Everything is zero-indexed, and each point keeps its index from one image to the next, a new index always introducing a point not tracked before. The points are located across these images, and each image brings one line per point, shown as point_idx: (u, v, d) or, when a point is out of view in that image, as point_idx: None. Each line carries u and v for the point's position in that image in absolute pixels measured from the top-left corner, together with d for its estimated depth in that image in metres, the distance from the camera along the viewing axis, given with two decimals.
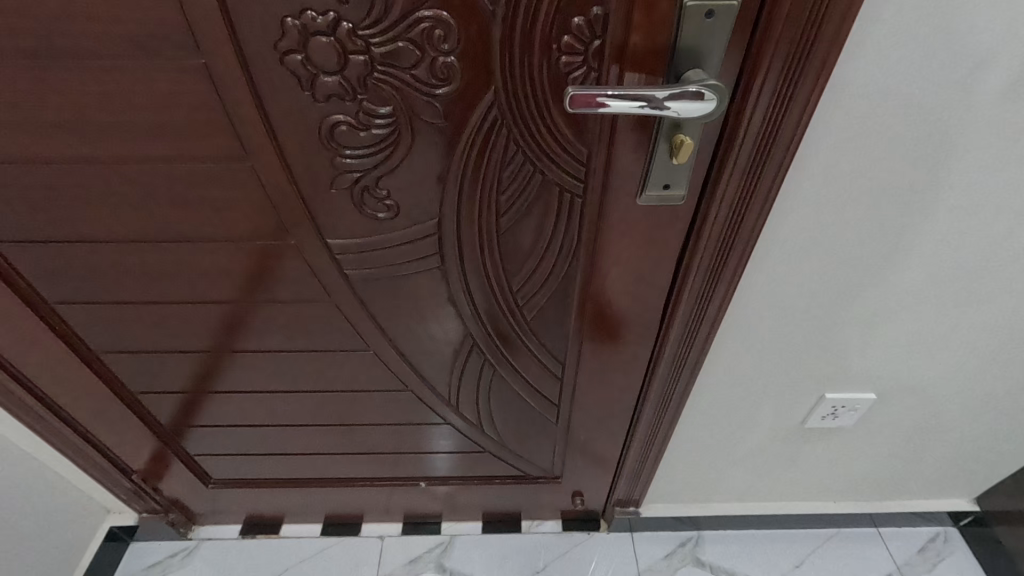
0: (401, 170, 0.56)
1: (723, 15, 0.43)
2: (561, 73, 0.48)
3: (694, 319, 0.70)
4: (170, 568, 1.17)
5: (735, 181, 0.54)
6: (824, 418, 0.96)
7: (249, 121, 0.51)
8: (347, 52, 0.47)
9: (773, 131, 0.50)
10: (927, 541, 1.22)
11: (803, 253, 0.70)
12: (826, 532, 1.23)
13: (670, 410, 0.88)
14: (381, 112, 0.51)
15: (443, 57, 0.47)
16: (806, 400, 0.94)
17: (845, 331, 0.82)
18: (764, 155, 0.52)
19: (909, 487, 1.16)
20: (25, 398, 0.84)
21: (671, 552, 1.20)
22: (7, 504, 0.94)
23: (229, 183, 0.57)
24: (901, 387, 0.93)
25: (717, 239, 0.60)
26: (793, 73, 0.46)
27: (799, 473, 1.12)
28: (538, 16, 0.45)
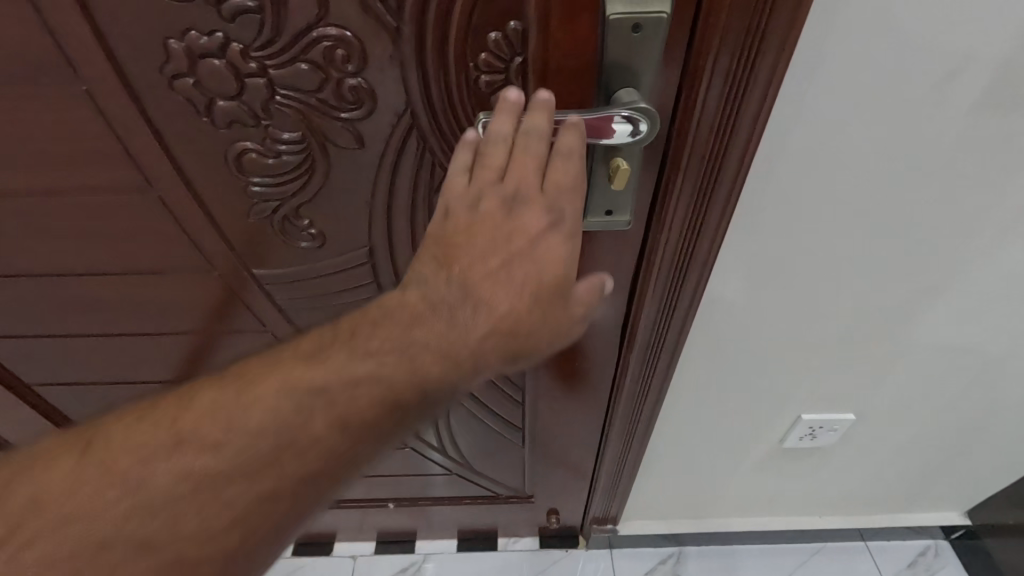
0: (322, 198, 0.51)
1: (652, 30, 0.38)
2: (483, 94, 0.44)
3: (654, 342, 0.66)
4: None
5: (684, 206, 0.50)
6: (802, 438, 0.93)
7: (146, 151, 0.47)
8: (241, 75, 0.42)
9: (720, 153, 0.46)
10: (918, 554, 1.18)
11: (769, 273, 0.65)
12: (812, 547, 1.19)
13: (639, 431, 0.84)
14: (289, 139, 0.46)
15: (350, 79, 0.42)
16: (783, 421, 0.91)
17: (821, 351, 0.77)
18: (713, 176, 0.48)
19: (898, 501, 1.11)
20: None
21: (651, 569, 1.17)
22: None
23: (136, 215, 0.52)
24: (883, 404, 0.88)
25: (670, 263, 0.56)
26: (737, 91, 0.42)
27: (782, 490, 1.08)
28: (448, 32, 0.40)
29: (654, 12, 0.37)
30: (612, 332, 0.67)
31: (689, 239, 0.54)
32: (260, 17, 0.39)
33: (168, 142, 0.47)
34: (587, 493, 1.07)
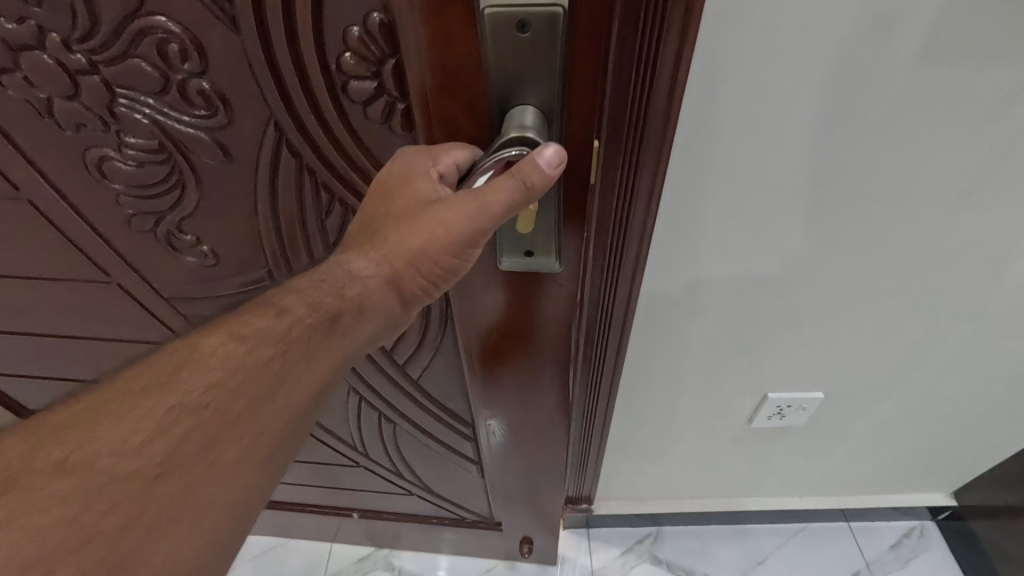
0: (202, 213, 0.45)
1: (540, 29, 0.30)
2: (358, 104, 0.36)
3: (598, 327, 0.62)
4: None
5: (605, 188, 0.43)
6: (770, 419, 0.86)
7: (2, 156, 0.44)
8: (69, 71, 0.37)
9: (637, 129, 0.38)
10: (902, 535, 1.15)
11: (721, 255, 0.59)
12: (793, 527, 1.17)
13: (599, 407, 0.81)
14: (145, 146, 0.41)
15: (192, 80, 0.36)
16: (749, 402, 0.84)
17: (793, 341, 0.71)
18: (634, 162, 0.41)
19: (882, 484, 1.08)
20: None
21: (628, 548, 1.16)
22: None
23: (17, 221, 0.50)
24: (863, 394, 0.83)
25: (604, 255, 0.50)
26: (646, 69, 0.34)
27: (759, 475, 1.05)
28: (296, 28, 0.33)
29: (541, 7, 0.29)
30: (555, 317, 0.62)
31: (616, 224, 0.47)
32: (67, 4, 0.34)
33: (20, 141, 0.43)
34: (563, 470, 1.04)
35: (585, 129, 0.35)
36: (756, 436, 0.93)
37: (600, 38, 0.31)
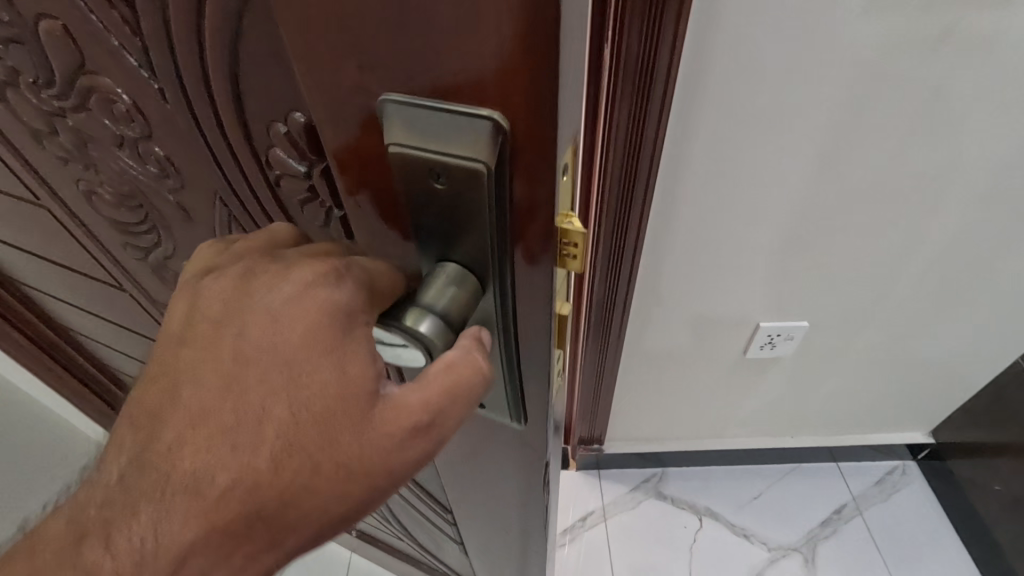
0: (178, 255, 0.47)
1: (460, 181, 0.23)
2: (294, 200, 0.33)
3: (615, 251, 0.75)
4: None
5: (626, 98, 0.58)
6: (762, 348, 0.97)
7: (23, 175, 0.48)
8: (44, 111, 0.38)
9: (649, 65, 0.54)
10: (885, 473, 1.22)
11: (715, 180, 0.70)
12: (785, 468, 1.23)
13: (615, 331, 0.91)
14: (121, 187, 0.42)
15: (146, 141, 0.36)
16: (743, 331, 0.95)
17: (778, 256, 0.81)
18: (648, 82, 0.56)
19: (872, 422, 1.14)
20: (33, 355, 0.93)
21: (636, 486, 1.25)
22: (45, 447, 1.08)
23: (51, 229, 0.54)
24: (831, 317, 0.92)
25: (622, 172, 0.64)
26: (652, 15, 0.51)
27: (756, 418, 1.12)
28: (219, 119, 0.30)
29: (462, 157, 0.22)
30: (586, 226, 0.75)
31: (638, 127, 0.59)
32: (28, 52, 0.34)
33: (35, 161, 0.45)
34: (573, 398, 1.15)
35: (535, 296, 0.28)
36: (745, 361, 1.01)
37: (549, 204, 0.24)
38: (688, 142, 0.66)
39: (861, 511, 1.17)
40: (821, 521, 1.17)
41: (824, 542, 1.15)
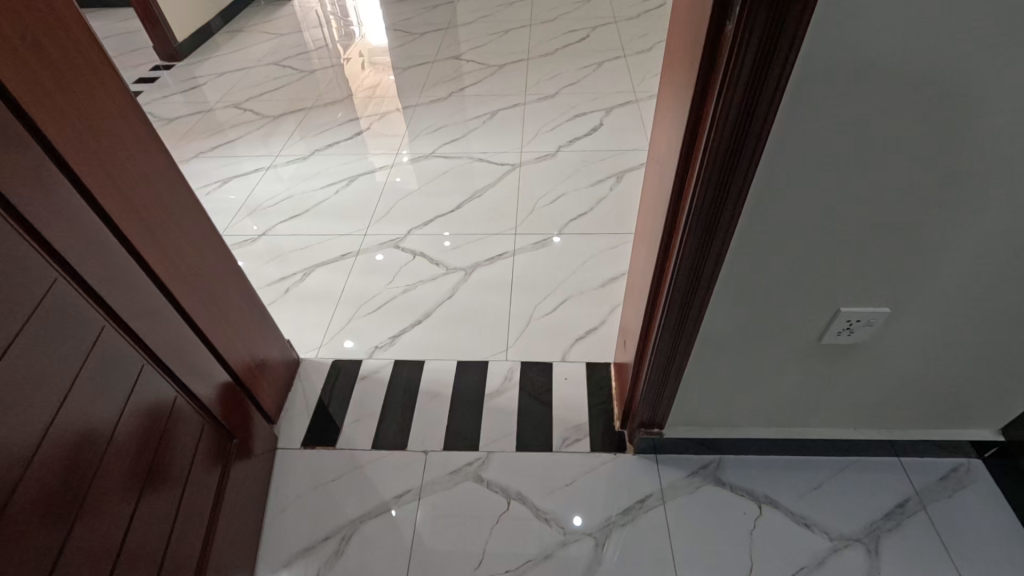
0: None
1: None
2: None
3: (701, 249, 0.84)
4: (285, 452, 1.41)
5: (732, 116, 0.66)
6: (840, 334, 0.99)
7: None
8: None
9: (763, 73, 0.62)
10: (950, 470, 1.25)
11: (801, 188, 0.76)
12: (844, 461, 1.28)
13: (690, 322, 0.98)
14: None
15: None
16: (821, 317, 0.97)
17: (866, 246, 0.85)
18: (762, 75, 0.62)
19: (929, 417, 1.20)
20: (179, 283, 1.07)
21: (693, 472, 1.29)
22: (226, 327, 1.25)
23: None
24: (918, 305, 0.94)
25: (717, 174, 0.73)
26: (774, 28, 0.58)
27: (817, 403, 1.17)
28: None
29: None
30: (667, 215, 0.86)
31: (744, 127, 0.67)
32: None
33: None
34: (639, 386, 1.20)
35: None
36: (822, 348, 1.03)
37: None
38: (783, 143, 0.70)
39: (924, 505, 1.20)
40: (882, 513, 1.19)
41: (886, 534, 1.16)
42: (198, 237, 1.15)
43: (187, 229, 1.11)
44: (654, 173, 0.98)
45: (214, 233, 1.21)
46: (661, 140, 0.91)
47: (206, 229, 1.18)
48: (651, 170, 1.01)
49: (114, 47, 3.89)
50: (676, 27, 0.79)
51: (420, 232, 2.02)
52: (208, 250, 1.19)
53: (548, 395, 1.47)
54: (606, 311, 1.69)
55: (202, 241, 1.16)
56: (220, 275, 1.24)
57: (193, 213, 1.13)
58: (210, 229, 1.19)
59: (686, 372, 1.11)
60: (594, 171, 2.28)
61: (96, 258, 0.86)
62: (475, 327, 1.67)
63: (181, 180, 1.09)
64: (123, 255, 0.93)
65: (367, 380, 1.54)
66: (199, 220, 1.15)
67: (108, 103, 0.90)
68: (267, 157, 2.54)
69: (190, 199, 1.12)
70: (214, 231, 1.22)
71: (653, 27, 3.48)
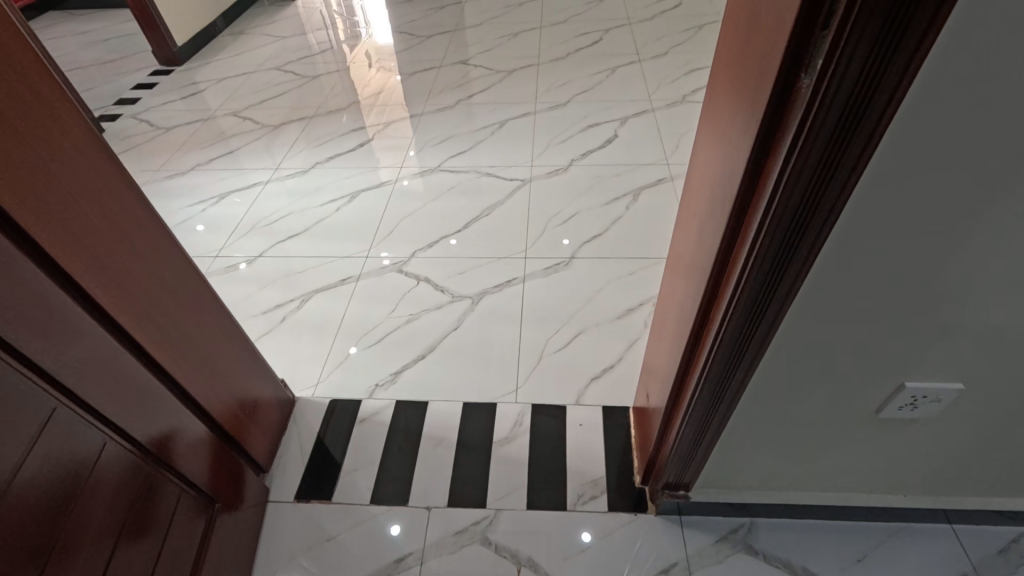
0: None
1: None
2: None
3: (749, 324, 0.71)
4: (279, 506, 1.30)
5: (801, 186, 0.54)
6: (901, 409, 0.86)
7: None
8: None
9: (846, 138, 0.49)
10: (1010, 541, 1.12)
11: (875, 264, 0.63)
12: (891, 527, 1.16)
13: (728, 394, 0.86)
14: None
15: None
16: (881, 390, 0.84)
17: (945, 324, 0.71)
18: (845, 142, 0.50)
19: (990, 486, 1.07)
20: (152, 337, 0.97)
21: (723, 537, 1.17)
22: (209, 376, 1.15)
23: None
24: (996, 380, 0.81)
25: (776, 249, 0.61)
26: (865, 87, 0.45)
27: (865, 470, 1.05)
28: None
29: None
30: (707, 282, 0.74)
31: (815, 200, 0.55)
32: None
33: None
34: (666, 448, 1.09)
35: None
36: (878, 420, 0.91)
37: None
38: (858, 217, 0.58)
39: None
40: None
41: None
42: (178, 284, 1.04)
43: (165, 276, 1.00)
44: (690, 222, 0.86)
45: (197, 276, 1.10)
46: (701, 190, 0.79)
47: (188, 273, 1.08)
48: (688, 216, 0.89)
49: (113, 50, 3.79)
50: (723, 66, 0.67)
51: (424, 256, 1.90)
52: (190, 296, 1.08)
53: (562, 444, 1.35)
54: (623, 347, 1.57)
55: (183, 286, 1.06)
56: (204, 321, 1.14)
57: (172, 257, 1.03)
58: (192, 272, 1.09)
59: (719, 438, 0.99)
60: (610, 187, 2.15)
61: (44, 326, 0.75)
62: (482, 363, 1.55)
63: (158, 223, 0.98)
64: (82, 318, 0.81)
65: (366, 423, 1.44)
66: (179, 264, 1.04)
67: (70, 149, 0.79)
68: (266, 170, 2.44)
69: (168, 242, 1.01)
70: (197, 273, 1.11)
71: (668, 29, 3.33)
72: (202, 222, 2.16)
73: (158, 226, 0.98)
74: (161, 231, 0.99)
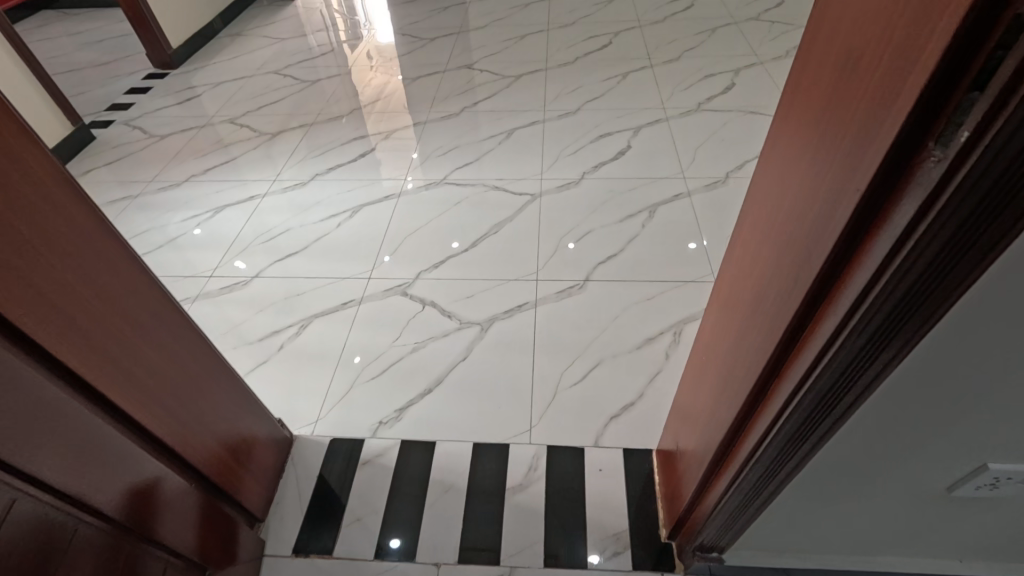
0: None
1: None
2: None
3: (819, 411, 0.61)
4: (277, 559, 1.21)
5: (913, 276, 0.44)
6: (980, 488, 0.73)
7: None
8: None
9: (982, 225, 0.39)
10: None
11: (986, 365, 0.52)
12: None
13: (779, 476, 0.76)
14: None
15: None
16: (959, 470, 0.71)
17: None
18: (981, 229, 0.39)
19: None
20: (127, 390, 0.86)
21: None
22: (194, 425, 1.04)
23: None
24: None
25: (867, 339, 0.50)
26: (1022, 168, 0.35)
27: (921, 540, 0.95)
28: None
29: None
30: (764, 360, 0.64)
31: (926, 291, 0.45)
32: None
33: None
34: (700, 512, 0.99)
35: None
36: (950, 498, 0.79)
37: None
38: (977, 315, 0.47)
39: None
40: None
41: None
42: (164, 331, 0.95)
43: (149, 326, 0.91)
44: (737, 282, 0.76)
45: (185, 320, 1.01)
46: (754, 250, 0.69)
47: (176, 318, 0.98)
48: (732, 273, 0.79)
49: (105, 52, 3.67)
50: (792, 118, 0.56)
51: (430, 278, 1.80)
52: (177, 343, 0.99)
53: (580, 492, 1.26)
54: (644, 382, 1.47)
55: (170, 334, 0.97)
56: (193, 367, 1.05)
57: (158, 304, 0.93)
58: (180, 316, 1.00)
59: (763, 511, 0.89)
60: (625, 202, 2.05)
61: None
62: (493, 399, 1.45)
63: (144, 270, 0.89)
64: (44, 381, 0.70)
65: (369, 466, 1.34)
66: (166, 310, 0.95)
67: (39, 203, 0.69)
68: (263, 182, 2.33)
69: (153, 289, 0.92)
70: (185, 316, 1.02)
71: (679, 32, 3.22)
72: (196, 239, 2.06)
73: (143, 274, 0.89)
74: (148, 279, 0.89)
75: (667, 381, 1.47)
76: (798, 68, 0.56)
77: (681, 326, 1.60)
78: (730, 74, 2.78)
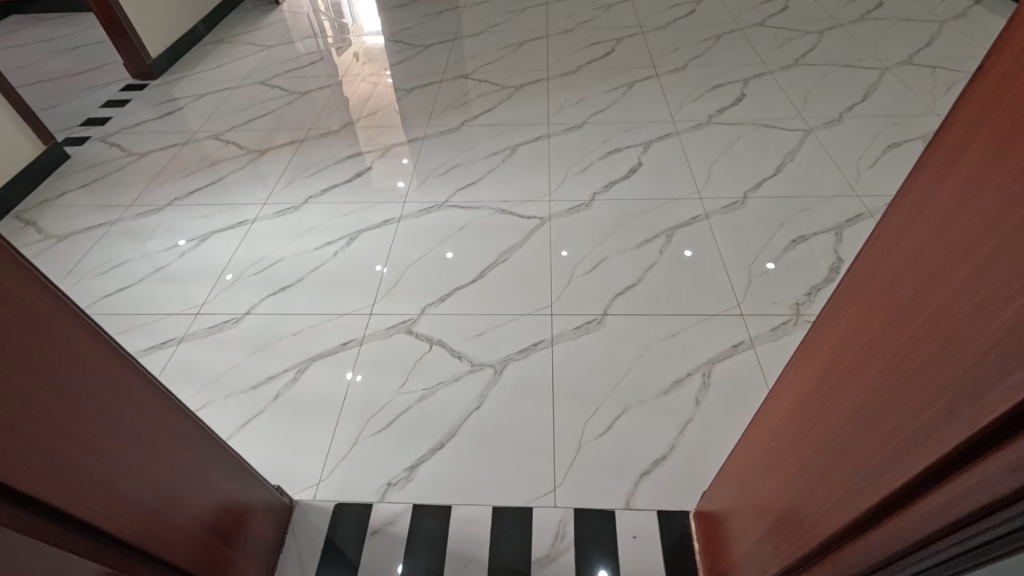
0: None
1: None
2: None
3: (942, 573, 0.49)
4: None
5: None
6: None
7: None
8: None
9: None
10: None
11: None
12: None
13: None
14: None
15: None
16: None
17: None
18: None
19: None
20: (104, 501, 0.71)
21: None
22: (179, 518, 0.90)
23: None
24: None
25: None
26: None
27: None
28: None
29: None
30: (864, 500, 0.54)
31: None
32: None
33: None
34: None
35: None
36: None
37: None
38: None
39: None
40: None
41: None
42: (153, 426, 0.84)
43: (138, 425, 0.80)
44: (822, 379, 0.65)
45: (175, 407, 0.89)
46: (846, 357, 0.59)
47: (163, 407, 0.87)
48: (806, 368, 0.69)
49: (80, 60, 3.47)
50: (943, 216, 0.45)
51: (436, 313, 1.68)
52: (166, 435, 0.87)
53: (614, 563, 1.16)
54: (674, 432, 1.36)
55: (158, 427, 0.85)
56: (185, 457, 0.93)
57: (146, 396, 0.82)
58: (169, 405, 0.88)
59: None
60: (640, 227, 1.94)
61: None
62: (512, 454, 1.34)
63: (130, 361, 0.78)
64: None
65: (379, 536, 1.22)
66: (154, 402, 0.84)
67: None
68: (252, 205, 2.18)
69: (141, 380, 0.81)
70: (176, 402, 0.90)
71: (683, 39, 3.11)
72: (180, 270, 1.91)
73: (129, 366, 0.78)
74: (137, 371, 0.79)
75: (699, 431, 1.37)
76: (942, 166, 0.45)
77: (709, 367, 1.50)
78: (739, 84, 2.68)
